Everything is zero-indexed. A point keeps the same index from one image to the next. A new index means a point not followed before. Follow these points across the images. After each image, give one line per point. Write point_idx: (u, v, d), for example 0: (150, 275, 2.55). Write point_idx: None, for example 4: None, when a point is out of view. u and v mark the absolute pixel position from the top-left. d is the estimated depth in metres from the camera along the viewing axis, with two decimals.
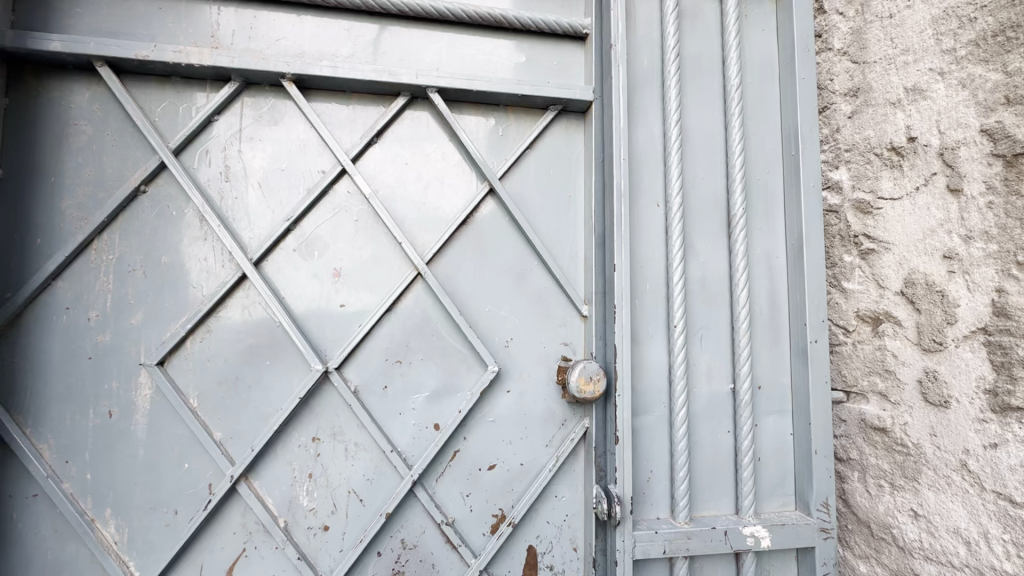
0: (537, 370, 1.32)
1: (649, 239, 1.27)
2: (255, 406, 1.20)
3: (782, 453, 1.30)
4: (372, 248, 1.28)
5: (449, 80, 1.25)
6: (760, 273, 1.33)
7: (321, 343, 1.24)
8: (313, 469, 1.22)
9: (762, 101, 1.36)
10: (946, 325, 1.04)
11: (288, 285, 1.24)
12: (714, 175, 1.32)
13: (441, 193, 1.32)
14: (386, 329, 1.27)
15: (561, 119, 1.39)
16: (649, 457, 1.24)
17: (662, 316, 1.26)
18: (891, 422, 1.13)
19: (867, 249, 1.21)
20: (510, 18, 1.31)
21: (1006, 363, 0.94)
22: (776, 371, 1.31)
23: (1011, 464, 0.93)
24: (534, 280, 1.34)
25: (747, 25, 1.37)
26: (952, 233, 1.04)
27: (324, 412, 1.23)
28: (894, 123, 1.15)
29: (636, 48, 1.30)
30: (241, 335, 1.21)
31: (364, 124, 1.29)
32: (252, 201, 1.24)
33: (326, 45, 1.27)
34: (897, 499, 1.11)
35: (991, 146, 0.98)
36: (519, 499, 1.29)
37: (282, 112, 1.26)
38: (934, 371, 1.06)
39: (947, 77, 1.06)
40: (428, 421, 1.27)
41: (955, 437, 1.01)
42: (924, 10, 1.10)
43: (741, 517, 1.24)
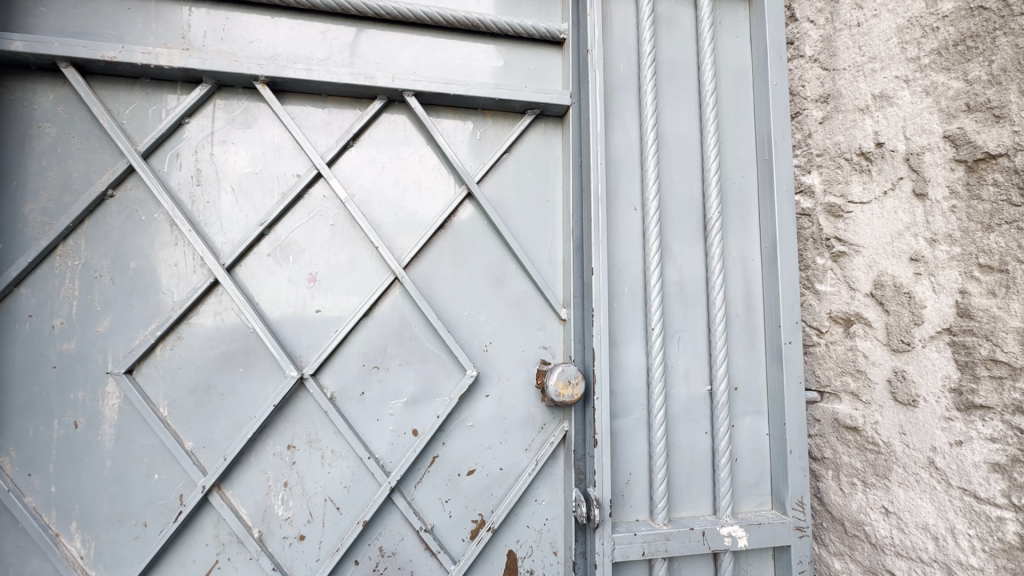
0: (516, 373, 1.32)
1: (627, 242, 1.28)
2: (229, 414, 1.18)
3: (759, 453, 1.32)
4: (348, 252, 1.26)
5: (426, 84, 1.25)
6: (736, 275, 1.35)
7: (297, 348, 1.22)
8: (288, 477, 1.20)
9: (736, 107, 1.39)
10: (913, 326, 1.06)
11: (262, 290, 1.22)
12: (690, 179, 1.34)
13: (418, 196, 1.31)
14: (363, 334, 1.25)
15: (539, 123, 1.39)
16: (628, 459, 1.24)
17: (640, 318, 1.27)
18: (862, 421, 1.16)
19: (838, 252, 1.23)
20: (487, 22, 1.31)
21: (970, 362, 0.97)
22: (751, 372, 1.33)
23: (976, 460, 0.95)
24: (512, 283, 1.34)
25: (721, 32, 1.39)
26: (917, 236, 1.07)
27: (300, 419, 1.21)
28: (862, 129, 1.18)
29: (612, 53, 1.31)
30: (214, 342, 1.19)
31: (340, 127, 1.28)
32: (225, 205, 1.22)
33: (301, 47, 1.26)
34: (869, 496, 1.14)
35: (953, 152, 1.01)
36: (498, 504, 1.29)
37: (256, 114, 1.24)
38: (903, 370, 1.08)
39: (911, 85, 1.09)
40: (406, 426, 1.25)
41: (923, 435, 1.04)
42: (890, 20, 1.13)
43: (719, 517, 1.25)
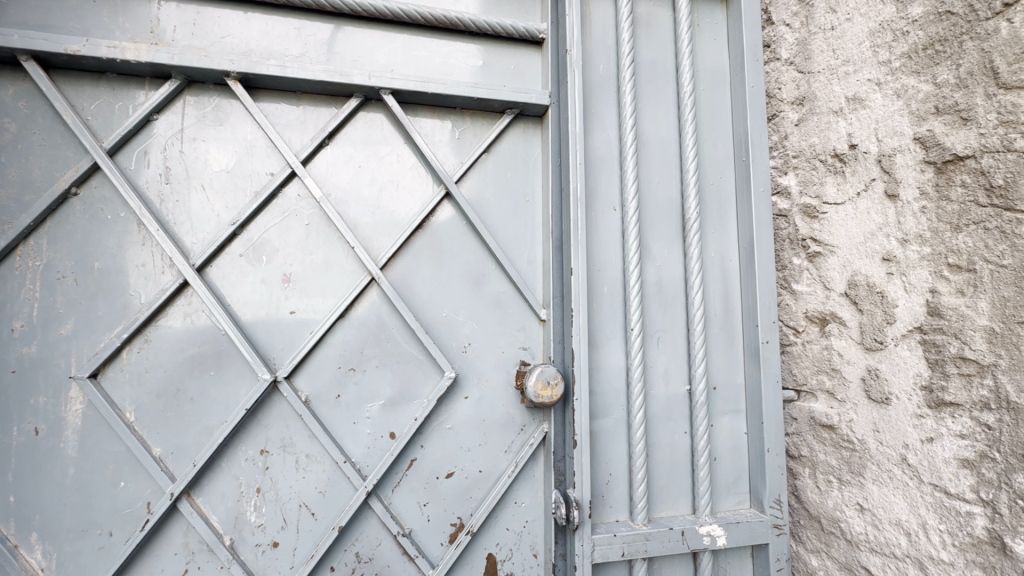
0: (496, 375, 1.31)
1: (606, 242, 1.28)
2: (199, 418, 1.15)
3: (737, 452, 1.33)
4: (324, 252, 1.24)
5: (403, 82, 1.24)
6: (714, 275, 1.36)
7: (271, 351, 1.19)
8: (261, 482, 1.17)
9: (714, 108, 1.40)
10: (886, 325, 1.08)
11: (234, 291, 1.19)
12: (669, 180, 1.34)
13: (396, 196, 1.30)
14: (339, 336, 1.23)
15: (518, 123, 1.39)
16: (608, 459, 1.24)
17: (619, 318, 1.27)
18: (838, 419, 1.17)
19: (814, 252, 1.25)
20: (466, 20, 1.30)
21: (940, 360, 0.99)
22: (730, 371, 1.34)
23: (946, 456, 0.97)
24: (491, 284, 1.33)
25: (699, 34, 1.41)
26: (890, 236, 1.09)
27: (273, 423, 1.18)
28: (837, 131, 1.19)
29: (591, 53, 1.31)
30: (183, 345, 1.16)
31: (315, 125, 1.26)
32: (195, 204, 1.19)
33: (275, 43, 1.23)
34: (845, 493, 1.15)
35: (923, 154, 1.03)
36: (478, 507, 1.27)
37: (228, 111, 1.21)
38: (876, 369, 1.10)
39: (883, 87, 1.11)
40: (383, 429, 1.23)
41: (896, 432, 1.05)
42: (862, 24, 1.15)
43: (698, 516, 1.26)
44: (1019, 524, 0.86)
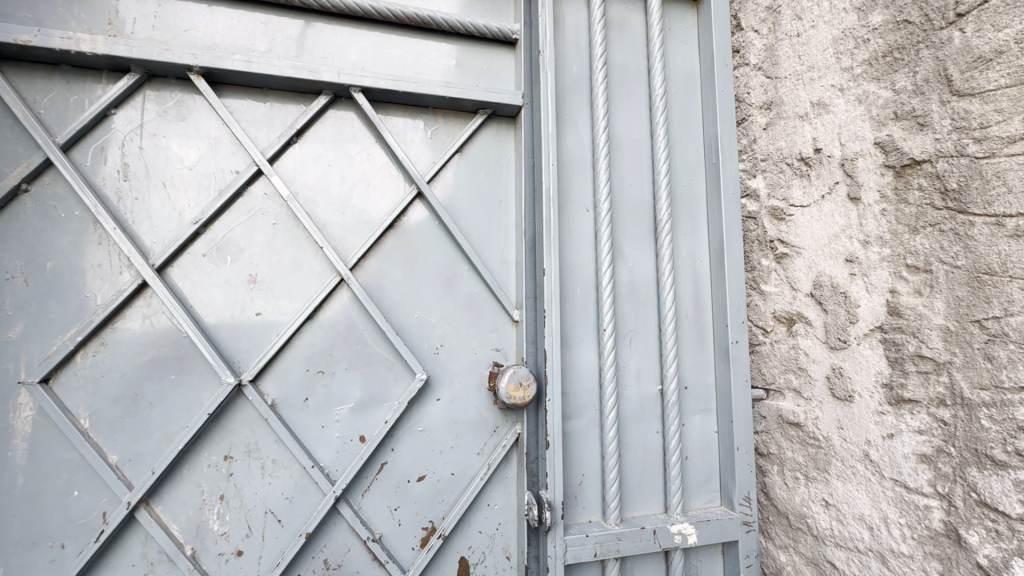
0: (468, 376, 1.30)
1: (579, 243, 1.28)
2: (158, 424, 1.11)
3: (708, 450, 1.35)
4: (291, 252, 1.21)
5: (374, 80, 1.22)
6: (685, 276, 1.37)
7: (235, 353, 1.16)
8: (225, 489, 1.14)
9: (684, 112, 1.42)
10: (849, 324, 1.11)
11: (196, 292, 1.16)
12: (642, 181, 1.36)
13: (366, 195, 1.28)
14: (307, 338, 1.20)
15: (491, 123, 1.38)
16: (580, 460, 1.24)
17: (592, 319, 1.28)
18: (804, 417, 1.20)
19: (781, 253, 1.27)
20: (438, 19, 1.29)
21: (899, 358, 1.01)
22: (701, 370, 1.36)
23: (905, 452, 1.00)
24: (464, 285, 1.32)
25: (670, 38, 1.43)
26: (852, 238, 1.11)
27: (238, 428, 1.15)
28: (802, 135, 1.22)
29: (564, 55, 1.32)
30: (142, 348, 1.12)
31: (283, 122, 1.23)
32: (156, 202, 1.15)
33: (241, 38, 1.20)
34: (811, 490, 1.17)
35: (883, 158, 1.06)
36: (450, 510, 1.26)
37: (190, 107, 1.18)
38: (840, 367, 1.12)
39: (846, 93, 1.13)
40: (352, 433, 1.21)
41: (859, 429, 1.08)
42: (826, 31, 1.18)
43: (670, 515, 1.27)
44: (973, 516, 0.89)
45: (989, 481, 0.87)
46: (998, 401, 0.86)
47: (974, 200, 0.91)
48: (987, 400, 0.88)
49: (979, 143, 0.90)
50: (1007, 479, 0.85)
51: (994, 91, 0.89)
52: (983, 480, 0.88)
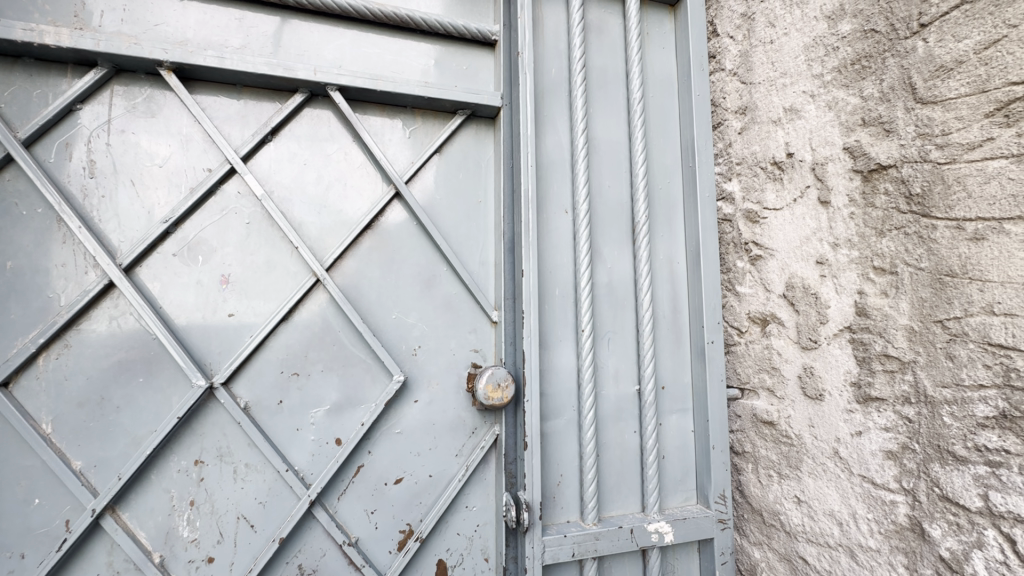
0: (446, 377, 1.30)
1: (558, 244, 1.29)
2: (125, 428, 1.08)
3: (684, 449, 1.37)
4: (266, 252, 1.19)
5: (351, 79, 1.21)
6: (662, 277, 1.39)
7: (207, 356, 1.14)
8: (195, 495, 1.11)
9: (662, 115, 1.43)
10: (819, 325, 1.14)
11: (166, 293, 1.13)
12: (620, 183, 1.37)
13: (343, 195, 1.26)
14: (282, 339, 1.19)
15: (470, 123, 1.38)
16: (559, 460, 1.24)
17: (571, 320, 1.28)
18: (777, 416, 1.22)
19: (755, 255, 1.30)
20: (417, 18, 1.29)
21: (867, 357, 1.04)
22: (677, 370, 1.38)
23: (872, 449, 1.02)
24: (442, 286, 1.31)
25: (648, 43, 1.44)
26: (822, 241, 1.14)
27: (209, 432, 1.13)
28: (775, 140, 1.25)
29: (543, 57, 1.32)
30: (109, 350, 1.08)
31: (257, 120, 1.21)
32: (124, 199, 1.12)
33: (214, 34, 1.18)
34: (784, 487, 1.20)
35: (851, 163, 1.09)
36: (428, 512, 1.25)
37: (161, 103, 1.15)
38: (811, 367, 1.15)
39: (817, 99, 1.16)
40: (328, 436, 1.20)
41: (829, 427, 1.11)
42: (798, 38, 1.21)
43: (647, 514, 1.28)
44: (936, 511, 0.92)
45: (950, 476, 0.90)
46: (959, 398, 0.89)
47: (937, 204, 0.94)
48: (949, 398, 0.90)
49: (942, 149, 0.93)
50: (967, 473, 0.87)
51: (955, 99, 0.92)
52: (946, 475, 0.90)
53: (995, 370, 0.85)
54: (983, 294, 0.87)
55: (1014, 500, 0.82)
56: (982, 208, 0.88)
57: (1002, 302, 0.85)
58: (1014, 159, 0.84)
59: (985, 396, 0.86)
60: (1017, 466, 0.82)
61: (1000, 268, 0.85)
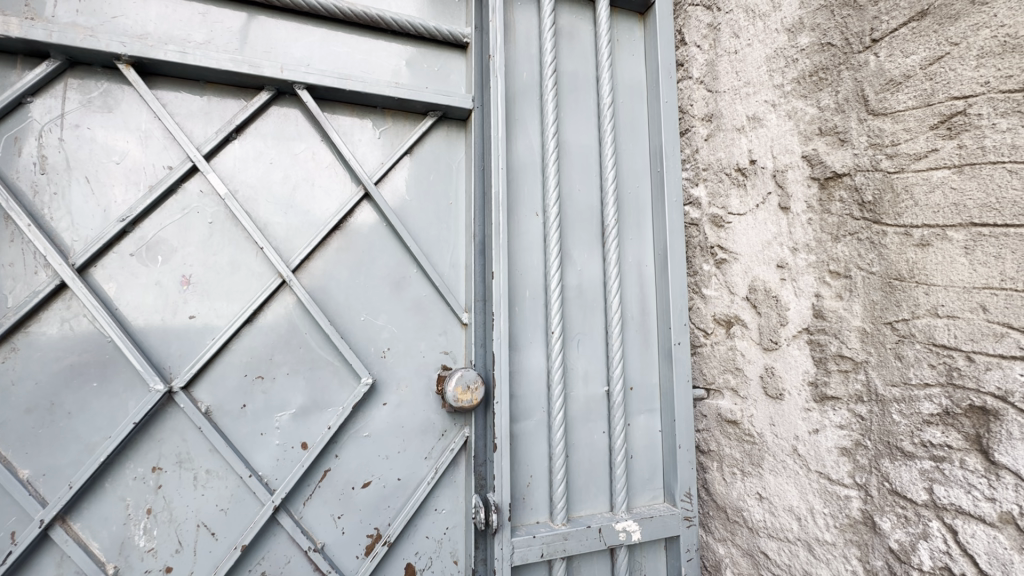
0: (416, 379, 1.29)
1: (528, 247, 1.30)
2: (77, 435, 1.04)
3: (652, 448, 1.39)
4: (229, 252, 1.17)
5: (319, 77, 1.19)
6: (631, 280, 1.42)
7: (166, 359, 1.10)
8: (153, 503, 1.08)
9: (632, 121, 1.46)
10: (780, 326, 1.17)
11: (122, 294, 1.09)
12: (590, 187, 1.39)
13: (310, 195, 1.24)
14: (245, 342, 1.16)
15: (441, 125, 1.38)
16: (528, 462, 1.25)
17: (540, 322, 1.29)
18: (740, 415, 1.26)
19: (720, 259, 1.33)
20: (387, 19, 1.28)
21: (823, 358, 1.08)
22: (645, 371, 1.40)
23: (828, 446, 1.06)
24: (412, 287, 1.30)
25: (619, 49, 1.47)
26: (783, 245, 1.18)
27: (167, 438, 1.09)
28: (739, 147, 1.29)
29: (514, 61, 1.33)
30: (60, 354, 1.04)
31: (221, 118, 1.18)
32: (78, 197, 1.08)
33: (176, 28, 1.15)
34: (747, 484, 1.24)
35: (809, 170, 1.13)
36: (396, 516, 1.24)
37: (118, 98, 1.11)
38: (772, 367, 1.19)
39: (777, 109, 1.20)
40: (294, 440, 1.17)
41: (788, 425, 1.14)
42: (760, 49, 1.25)
43: (615, 513, 1.30)
44: (886, 504, 0.96)
45: (899, 471, 0.94)
46: (906, 397, 0.93)
47: (887, 211, 0.98)
48: (898, 396, 0.95)
49: (891, 158, 0.98)
50: (915, 468, 0.92)
51: (903, 112, 0.96)
52: (895, 470, 0.95)
53: (939, 369, 0.89)
54: (928, 297, 0.91)
55: (956, 493, 0.86)
56: (927, 216, 0.92)
57: (945, 305, 0.89)
58: (956, 170, 0.88)
59: (930, 395, 0.90)
60: (959, 460, 0.86)
61: (944, 272, 0.89)
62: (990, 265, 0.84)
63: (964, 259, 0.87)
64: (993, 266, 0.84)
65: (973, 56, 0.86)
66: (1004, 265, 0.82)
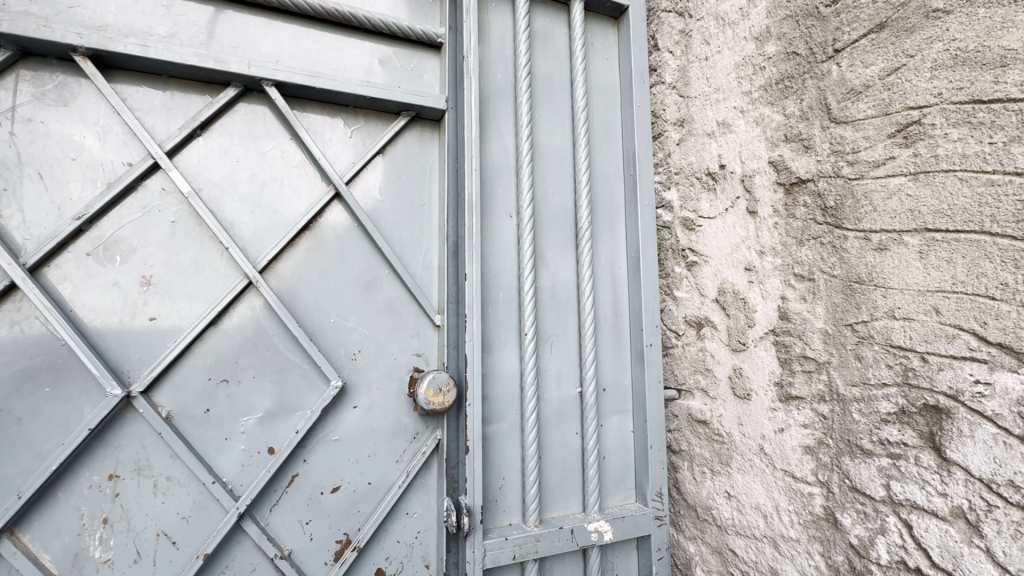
0: (387, 382, 1.28)
1: (501, 249, 1.30)
2: (28, 442, 0.99)
3: (624, 449, 1.40)
4: (192, 252, 1.13)
5: (288, 75, 1.17)
6: (604, 282, 1.43)
7: (124, 363, 1.07)
8: (109, 512, 1.04)
9: (605, 124, 1.48)
10: (747, 328, 1.20)
11: (77, 295, 1.05)
12: (563, 189, 1.40)
13: (279, 194, 1.22)
14: (209, 344, 1.13)
15: (415, 125, 1.37)
16: (501, 464, 1.25)
17: (513, 323, 1.29)
18: (710, 415, 1.28)
19: (691, 261, 1.35)
20: (360, 16, 1.26)
21: (788, 358, 1.11)
22: (618, 372, 1.42)
23: (793, 444, 1.09)
24: (383, 289, 1.29)
25: (593, 52, 1.48)
26: (750, 248, 1.20)
27: (125, 444, 1.05)
28: (710, 152, 1.31)
29: (489, 61, 1.33)
30: (9, 357, 0.99)
31: (184, 113, 1.15)
32: (29, 193, 1.03)
33: (137, 20, 1.11)
34: (716, 483, 1.26)
35: (775, 175, 1.15)
36: (366, 521, 1.23)
37: (75, 91, 1.07)
38: (740, 368, 1.21)
39: (745, 115, 1.23)
40: (259, 445, 1.15)
41: (755, 424, 1.17)
42: (730, 56, 1.27)
43: (588, 513, 1.31)
44: (847, 501, 0.99)
45: (859, 468, 0.97)
46: (866, 396, 0.96)
47: (848, 216, 1.01)
48: (857, 396, 0.98)
49: (852, 165, 1.01)
50: (873, 465, 0.95)
51: (863, 120, 0.99)
52: (855, 467, 0.98)
53: (896, 369, 0.92)
54: (886, 300, 0.94)
55: (911, 489, 0.89)
56: (885, 221, 0.95)
57: (901, 308, 0.92)
58: (911, 177, 0.91)
59: (888, 394, 0.93)
60: (914, 457, 0.89)
61: (900, 276, 0.92)
62: (942, 269, 0.87)
63: (919, 263, 0.90)
64: (945, 270, 0.86)
65: (928, 67, 0.89)
66: (954, 270, 0.85)
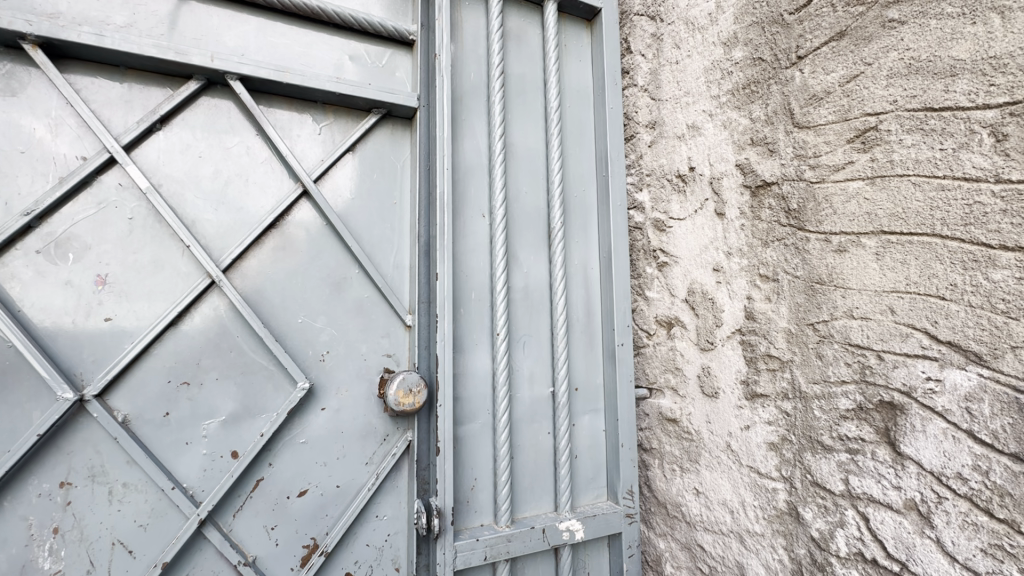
0: (357, 383, 1.26)
1: (474, 248, 1.29)
2: None
3: (596, 447, 1.41)
4: (151, 251, 1.09)
5: (254, 69, 1.14)
6: (577, 282, 1.44)
7: (77, 365, 1.02)
8: (61, 521, 1.00)
9: (578, 125, 1.48)
10: (715, 327, 1.22)
11: (26, 295, 1.00)
12: (536, 189, 1.40)
13: (244, 191, 1.19)
14: (169, 345, 1.09)
15: (386, 123, 1.35)
16: (472, 465, 1.24)
17: (486, 323, 1.29)
18: (679, 413, 1.30)
19: (662, 262, 1.37)
20: (329, 11, 1.24)
21: (754, 357, 1.13)
22: (590, 372, 1.43)
23: (758, 441, 1.11)
24: (353, 288, 1.27)
25: (566, 54, 1.49)
26: (718, 250, 1.22)
27: (77, 451, 1.01)
28: (680, 154, 1.33)
29: (461, 60, 1.32)
30: None
31: (143, 107, 1.11)
32: None
33: (92, 8, 1.07)
34: (685, 480, 1.28)
35: (742, 178, 1.17)
36: (334, 525, 1.20)
37: (24, 81, 1.02)
38: (709, 367, 1.23)
39: (714, 118, 1.25)
40: (222, 449, 1.11)
41: (722, 422, 1.19)
42: (699, 61, 1.29)
43: (559, 513, 1.31)
44: (808, 495, 1.01)
45: (819, 463, 1.00)
46: (826, 393, 0.99)
47: (810, 218, 1.04)
48: (818, 393, 1.00)
49: (814, 169, 1.04)
50: (833, 460, 0.98)
51: (824, 126, 1.02)
52: (816, 462, 1.00)
53: (854, 367, 0.95)
54: (844, 300, 0.97)
55: (868, 483, 0.92)
56: (844, 224, 0.98)
57: (859, 308, 0.95)
58: (868, 182, 0.95)
59: (847, 391, 0.96)
60: (870, 452, 0.92)
61: (858, 277, 0.95)
62: (897, 270, 0.90)
63: (875, 264, 0.93)
64: (899, 271, 0.89)
65: (884, 75, 0.93)
66: (908, 271, 0.88)
